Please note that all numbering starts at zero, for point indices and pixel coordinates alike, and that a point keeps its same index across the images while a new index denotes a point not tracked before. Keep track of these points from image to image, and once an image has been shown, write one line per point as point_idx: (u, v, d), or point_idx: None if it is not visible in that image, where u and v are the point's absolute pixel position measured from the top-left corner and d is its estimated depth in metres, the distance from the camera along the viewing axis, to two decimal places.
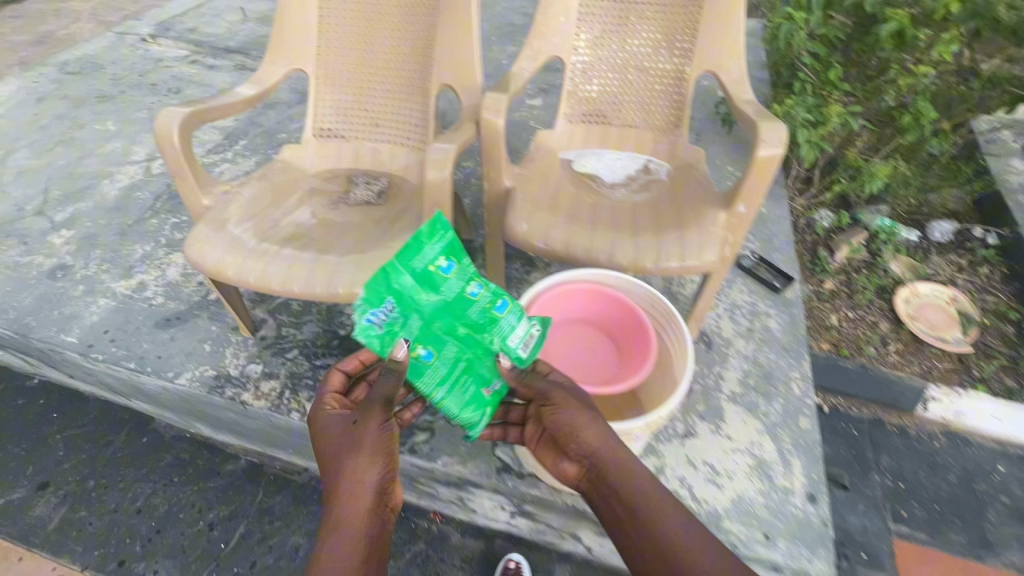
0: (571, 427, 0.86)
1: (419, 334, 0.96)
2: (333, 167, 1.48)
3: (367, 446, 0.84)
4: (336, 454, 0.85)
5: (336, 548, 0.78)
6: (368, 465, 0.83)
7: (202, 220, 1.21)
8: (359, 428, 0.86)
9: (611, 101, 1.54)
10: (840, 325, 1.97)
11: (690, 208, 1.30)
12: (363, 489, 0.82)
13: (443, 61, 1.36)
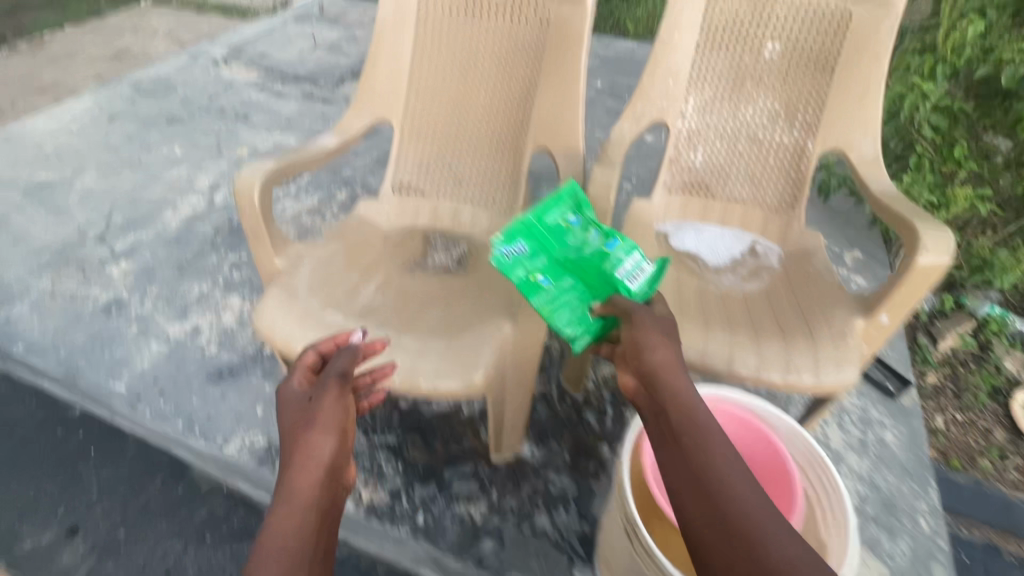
0: (661, 366, 0.75)
1: (543, 264, 0.98)
2: (410, 226, 1.37)
3: (321, 415, 0.79)
4: (292, 426, 0.79)
5: (279, 517, 0.69)
6: (321, 432, 0.76)
7: (273, 285, 1.11)
8: (318, 399, 0.81)
9: (717, 172, 1.40)
10: (948, 429, 1.75)
11: (817, 308, 1.13)
12: (314, 459, 0.74)
13: (542, 124, 1.25)
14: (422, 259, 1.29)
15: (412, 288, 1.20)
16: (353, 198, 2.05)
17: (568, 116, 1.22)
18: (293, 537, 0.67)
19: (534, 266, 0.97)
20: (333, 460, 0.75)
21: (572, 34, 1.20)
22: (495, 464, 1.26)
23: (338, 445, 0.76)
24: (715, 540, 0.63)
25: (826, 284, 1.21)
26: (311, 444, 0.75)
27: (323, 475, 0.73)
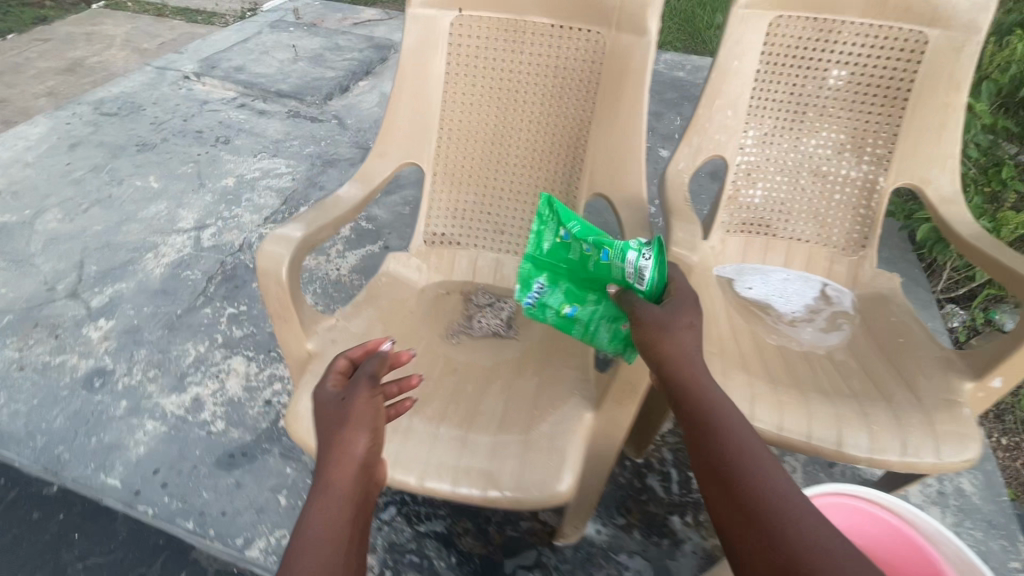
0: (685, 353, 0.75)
1: (560, 294, 0.94)
2: (447, 282, 1.21)
3: (354, 411, 0.70)
4: (326, 414, 0.72)
5: (316, 509, 0.65)
6: (355, 428, 0.68)
7: (307, 373, 0.94)
8: (350, 395, 0.71)
9: (779, 209, 1.29)
10: None
11: (917, 370, 1.04)
12: (347, 459, 0.67)
13: (599, 167, 1.11)
14: (467, 322, 1.14)
15: (463, 363, 1.05)
16: (357, 231, 1.86)
17: (629, 158, 1.09)
18: (331, 532, 0.64)
19: (556, 302, 0.94)
20: (367, 457, 0.69)
21: (633, 67, 1.05)
22: (561, 549, 1.13)
23: (370, 443, 0.69)
24: (739, 524, 0.65)
25: (914, 335, 1.11)
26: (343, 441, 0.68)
27: (356, 474, 0.67)
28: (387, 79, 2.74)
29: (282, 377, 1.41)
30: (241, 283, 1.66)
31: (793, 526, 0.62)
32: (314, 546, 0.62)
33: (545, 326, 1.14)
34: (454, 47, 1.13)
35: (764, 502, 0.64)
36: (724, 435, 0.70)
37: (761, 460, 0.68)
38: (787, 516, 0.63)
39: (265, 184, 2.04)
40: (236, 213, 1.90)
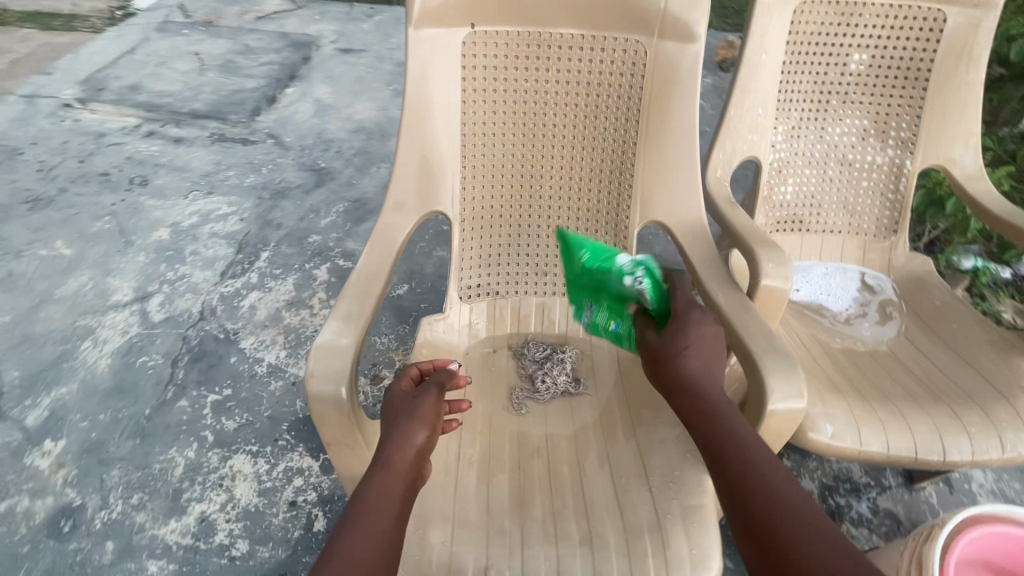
0: (692, 373, 0.73)
1: (603, 313, 0.92)
2: (493, 338, 1.07)
3: (419, 409, 0.75)
4: (390, 412, 0.76)
5: (377, 487, 0.67)
6: (416, 423, 0.74)
7: None
8: (421, 396, 0.77)
9: (810, 203, 1.26)
10: None
11: (981, 356, 1.05)
12: (407, 450, 0.71)
13: (652, 193, 1.00)
14: (530, 385, 1.00)
15: (546, 437, 0.93)
16: (336, 272, 1.64)
17: (684, 181, 0.99)
18: (386, 513, 0.66)
19: (602, 321, 0.93)
20: (421, 452, 0.73)
21: (680, 79, 0.94)
22: None
23: (427, 438, 0.74)
24: (750, 542, 0.60)
25: (965, 318, 1.12)
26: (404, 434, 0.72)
27: (411, 466, 0.71)
28: (317, 84, 2.43)
29: (301, 468, 1.22)
30: (216, 360, 1.40)
31: (804, 540, 0.58)
32: (364, 527, 0.63)
33: (616, 373, 1.03)
34: (466, 72, 0.96)
35: (775, 517, 0.60)
36: (733, 451, 0.66)
37: (774, 472, 0.64)
38: (797, 533, 0.58)
39: (209, 230, 1.75)
40: (184, 273, 1.61)
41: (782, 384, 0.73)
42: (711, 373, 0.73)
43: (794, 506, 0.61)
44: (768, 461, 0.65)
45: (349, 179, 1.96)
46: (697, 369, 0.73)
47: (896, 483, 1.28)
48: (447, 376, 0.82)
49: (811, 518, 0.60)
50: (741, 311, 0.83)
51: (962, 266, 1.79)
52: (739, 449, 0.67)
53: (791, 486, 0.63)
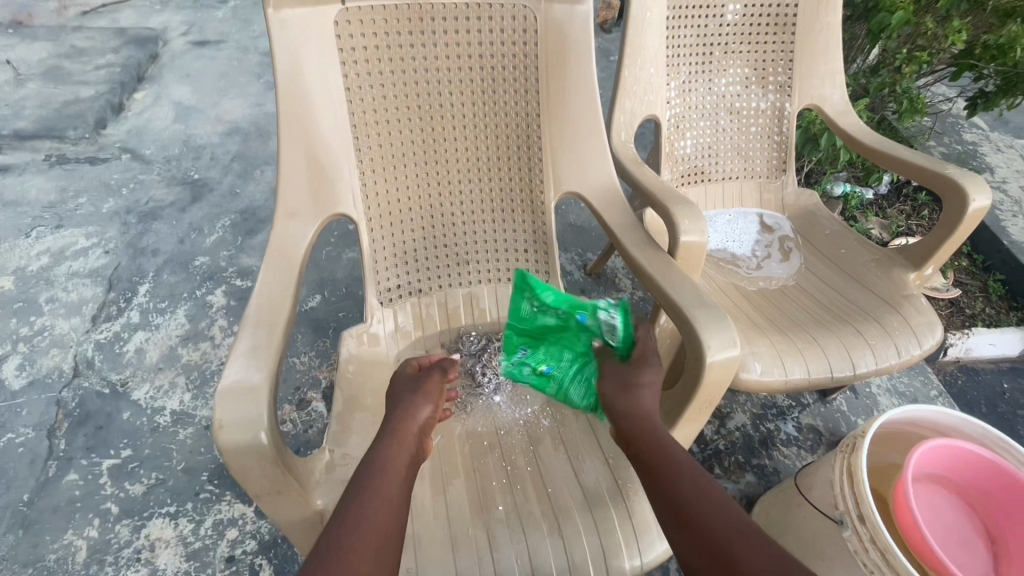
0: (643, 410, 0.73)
1: (538, 353, 0.89)
2: (424, 339, 0.99)
3: (425, 384, 0.79)
4: (389, 399, 0.78)
5: (386, 452, 0.67)
6: (416, 399, 0.76)
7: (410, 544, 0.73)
8: (426, 377, 0.80)
9: (708, 154, 1.31)
10: None
11: (868, 273, 1.15)
12: (410, 421, 0.73)
13: (563, 162, 0.98)
14: (472, 380, 0.96)
15: (495, 430, 0.89)
16: (234, 294, 1.47)
17: (594, 145, 0.97)
18: (396, 474, 0.65)
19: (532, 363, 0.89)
20: (424, 426, 0.74)
21: (572, 41, 0.93)
22: None
23: (432, 414, 0.76)
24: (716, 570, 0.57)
25: (851, 243, 1.22)
26: (405, 410, 0.74)
27: (416, 435, 0.72)
28: (173, 85, 2.14)
29: (234, 518, 1.09)
30: (106, 420, 1.21)
31: (744, 548, 0.57)
32: (375, 493, 0.62)
33: None
34: (346, 56, 0.87)
35: (729, 538, 0.58)
36: (669, 473, 0.65)
37: (709, 489, 0.63)
38: (742, 544, 0.57)
39: (67, 269, 1.49)
40: (43, 325, 1.37)
41: (717, 337, 0.73)
42: (650, 409, 0.73)
43: (733, 517, 0.60)
44: (705, 482, 0.64)
45: (230, 188, 1.76)
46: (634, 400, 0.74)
47: (812, 399, 1.38)
48: (451, 362, 0.85)
49: (751, 530, 0.58)
50: (664, 268, 0.84)
51: (834, 193, 2.03)
52: (676, 470, 0.65)
53: (726, 498, 0.62)
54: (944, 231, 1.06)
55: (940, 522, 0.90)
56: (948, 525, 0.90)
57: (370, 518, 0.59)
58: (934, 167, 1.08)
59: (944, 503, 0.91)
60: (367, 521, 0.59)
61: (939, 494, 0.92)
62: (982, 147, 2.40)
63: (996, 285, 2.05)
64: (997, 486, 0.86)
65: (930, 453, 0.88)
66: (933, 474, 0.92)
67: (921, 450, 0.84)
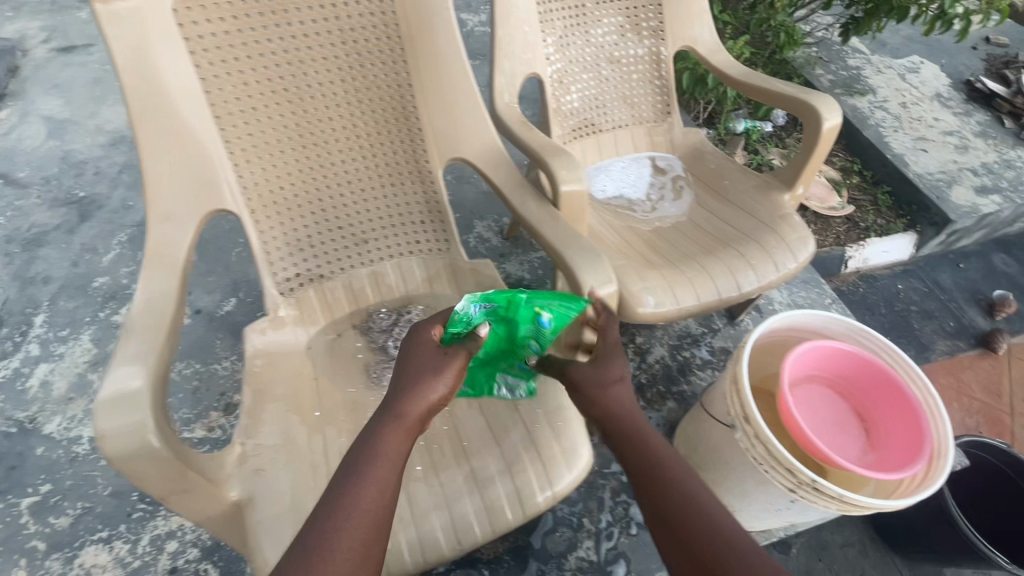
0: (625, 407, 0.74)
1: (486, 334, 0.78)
2: (334, 324, 1.00)
3: (448, 362, 0.72)
4: (408, 365, 0.73)
5: (386, 439, 0.67)
6: (426, 377, 0.70)
7: None
8: (452, 355, 0.73)
9: (595, 105, 1.34)
10: None
11: (751, 199, 1.24)
12: (418, 406, 0.69)
13: (443, 130, 0.99)
14: (385, 354, 0.97)
15: None
16: None
17: (471, 110, 0.99)
18: (387, 463, 0.66)
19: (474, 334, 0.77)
20: (435, 407, 0.71)
21: (431, 7, 0.94)
22: (567, 495, 1.17)
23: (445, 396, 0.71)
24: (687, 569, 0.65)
25: (733, 175, 1.31)
26: (413, 390, 0.70)
27: (423, 419, 0.70)
28: (40, 98, 1.97)
29: (171, 530, 1.08)
30: (18, 459, 1.16)
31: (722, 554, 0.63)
32: (367, 481, 0.64)
33: None
34: (193, 44, 0.84)
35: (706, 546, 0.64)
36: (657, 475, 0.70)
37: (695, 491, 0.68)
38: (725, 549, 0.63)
39: None
40: None
41: (592, 272, 0.81)
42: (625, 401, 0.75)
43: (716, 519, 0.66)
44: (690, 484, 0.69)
45: (122, 202, 1.66)
46: (602, 396, 0.75)
47: (722, 323, 1.49)
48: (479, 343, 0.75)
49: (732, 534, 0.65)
50: (548, 219, 0.90)
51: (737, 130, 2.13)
52: (663, 472, 0.70)
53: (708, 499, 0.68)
54: (807, 152, 1.15)
55: (825, 418, 0.98)
56: (831, 416, 0.98)
57: (356, 510, 0.62)
58: (791, 93, 1.17)
59: (822, 398, 1.00)
60: (356, 511, 0.62)
61: (819, 392, 1.01)
62: (864, 71, 2.56)
63: (884, 198, 2.23)
64: (858, 371, 0.97)
65: (808, 354, 0.97)
66: (811, 376, 1.01)
67: (790, 359, 0.93)
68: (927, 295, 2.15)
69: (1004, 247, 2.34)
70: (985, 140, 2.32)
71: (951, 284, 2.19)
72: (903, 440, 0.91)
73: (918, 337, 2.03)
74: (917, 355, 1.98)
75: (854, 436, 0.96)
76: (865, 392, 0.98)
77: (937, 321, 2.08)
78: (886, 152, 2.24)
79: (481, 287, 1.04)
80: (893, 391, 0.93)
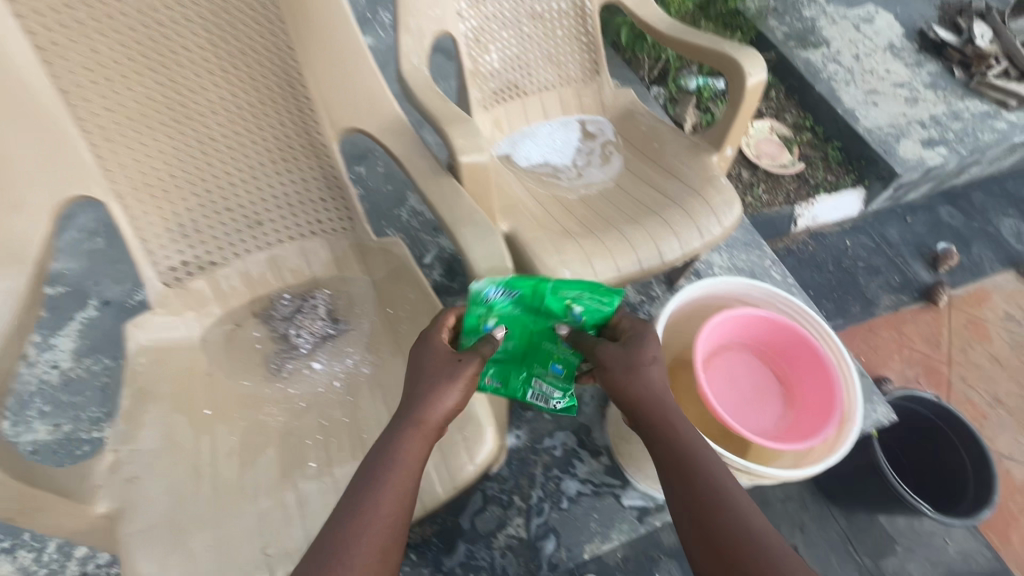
0: (657, 394, 0.71)
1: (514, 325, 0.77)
2: (231, 313, 0.94)
3: (462, 369, 0.69)
4: (422, 370, 0.70)
5: (404, 445, 0.64)
6: (443, 382, 0.67)
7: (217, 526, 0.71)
8: (466, 362, 0.69)
9: (518, 66, 1.26)
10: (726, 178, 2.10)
11: (679, 161, 1.19)
12: (436, 411, 0.66)
13: (331, 98, 0.91)
14: (287, 344, 0.92)
15: (313, 391, 0.87)
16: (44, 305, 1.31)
17: (362, 74, 0.91)
18: (405, 473, 0.63)
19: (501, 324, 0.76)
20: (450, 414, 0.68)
21: None
22: (498, 474, 1.15)
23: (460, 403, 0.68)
24: None
25: (663, 136, 1.25)
26: (431, 395, 0.67)
27: (438, 427, 0.67)
28: None
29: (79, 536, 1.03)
30: None
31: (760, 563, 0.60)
32: (387, 492, 0.62)
33: (374, 296, 0.97)
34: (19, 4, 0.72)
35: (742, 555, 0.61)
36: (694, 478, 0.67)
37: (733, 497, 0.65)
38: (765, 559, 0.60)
39: None
40: None
41: (481, 248, 0.77)
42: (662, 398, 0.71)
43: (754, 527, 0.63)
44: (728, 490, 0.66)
45: None
46: (633, 391, 0.71)
47: (661, 290, 1.46)
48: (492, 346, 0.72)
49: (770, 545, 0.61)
50: (445, 196, 0.83)
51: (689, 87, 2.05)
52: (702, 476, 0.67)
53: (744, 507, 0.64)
54: (732, 110, 1.10)
55: (745, 385, 0.96)
56: (751, 383, 0.96)
57: (373, 523, 0.60)
58: (714, 46, 1.11)
59: (742, 365, 0.98)
60: (372, 525, 0.59)
61: (740, 359, 0.98)
62: (818, 21, 2.48)
63: (834, 154, 2.20)
64: (776, 335, 0.95)
65: (724, 322, 0.94)
66: (732, 343, 0.99)
67: (702, 333, 0.90)
68: (874, 251, 2.16)
69: (951, 199, 2.35)
70: (935, 91, 2.29)
71: (897, 238, 2.20)
72: (820, 403, 0.89)
73: (863, 292, 2.04)
74: (861, 311, 2.00)
75: (774, 402, 0.94)
76: (785, 356, 0.96)
77: (882, 276, 2.09)
78: (838, 107, 2.19)
79: (389, 268, 0.98)
80: (809, 354, 0.91)
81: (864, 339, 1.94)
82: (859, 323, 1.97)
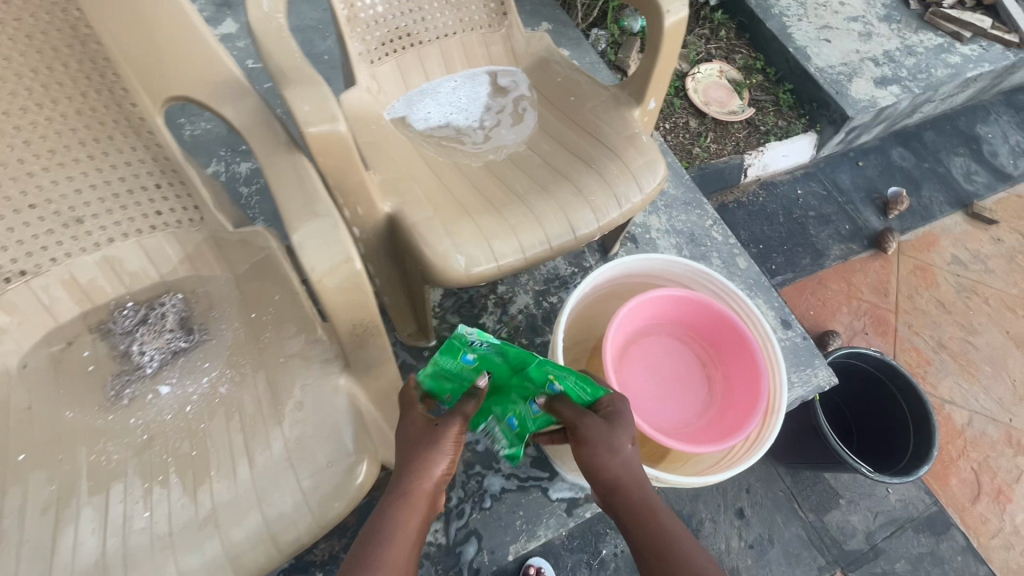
0: (634, 470, 0.62)
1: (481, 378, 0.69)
2: (58, 330, 0.77)
3: (444, 432, 0.61)
4: (401, 441, 0.62)
5: (394, 522, 0.56)
6: (433, 451, 0.60)
7: None
8: (445, 424, 0.62)
9: (407, 9, 1.08)
10: (671, 128, 1.95)
11: (597, 115, 1.04)
12: (427, 482, 0.58)
13: (140, 62, 0.79)
14: (129, 364, 0.77)
15: (158, 419, 0.73)
16: None
17: (175, 35, 0.78)
18: (401, 553, 0.55)
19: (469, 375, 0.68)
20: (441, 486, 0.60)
21: None
22: None
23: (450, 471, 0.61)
24: None
25: (581, 89, 1.08)
26: (424, 463, 0.59)
27: (431, 500, 0.59)
28: None
29: None
30: None
31: None
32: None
33: (234, 299, 0.82)
34: None
35: None
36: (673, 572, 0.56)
37: None
38: None
39: None
40: None
41: (318, 246, 0.64)
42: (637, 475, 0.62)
43: None
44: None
45: None
46: (606, 463, 0.62)
47: (594, 259, 1.34)
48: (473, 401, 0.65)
49: None
50: (286, 179, 0.69)
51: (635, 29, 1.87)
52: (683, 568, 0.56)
53: None
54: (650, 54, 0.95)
55: (665, 373, 0.87)
56: (672, 371, 0.88)
57: None
58: None
59: (663, 350, 0.89)
60: None
61: (660, 345, 0.90)
62: None
63: (785, 97, 2.06)
64: (697, 315, 0.86)
65: (638, 308, 0.84)
66: (650, 327, 0.90)
67: (612, 324, 0.80)
68: (825, 199, 2.07)
69: (903, 140, 2.25)
70: (888, 24, 2.15)
71: (849, 184, 2.11)
72: (744, 388, 0.81)
73: (814, 244, 1.97)
74: (812, 263, 1.93)
75: (697, 389, 0.87)
76: (708, 337, 0.87)
77: (833, 225, 2.02)
78: (789, 45, 2.04)
79: (251, 263, 0.83)
80: (731, 334, 0.83)
81: (813, 292, 1.88)
82: (809, 276, 1.90)
